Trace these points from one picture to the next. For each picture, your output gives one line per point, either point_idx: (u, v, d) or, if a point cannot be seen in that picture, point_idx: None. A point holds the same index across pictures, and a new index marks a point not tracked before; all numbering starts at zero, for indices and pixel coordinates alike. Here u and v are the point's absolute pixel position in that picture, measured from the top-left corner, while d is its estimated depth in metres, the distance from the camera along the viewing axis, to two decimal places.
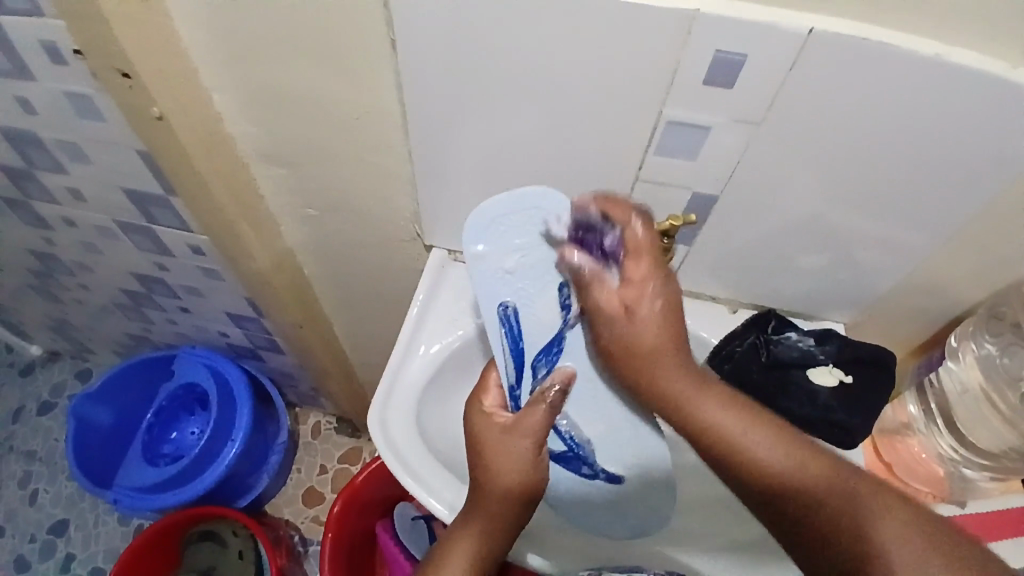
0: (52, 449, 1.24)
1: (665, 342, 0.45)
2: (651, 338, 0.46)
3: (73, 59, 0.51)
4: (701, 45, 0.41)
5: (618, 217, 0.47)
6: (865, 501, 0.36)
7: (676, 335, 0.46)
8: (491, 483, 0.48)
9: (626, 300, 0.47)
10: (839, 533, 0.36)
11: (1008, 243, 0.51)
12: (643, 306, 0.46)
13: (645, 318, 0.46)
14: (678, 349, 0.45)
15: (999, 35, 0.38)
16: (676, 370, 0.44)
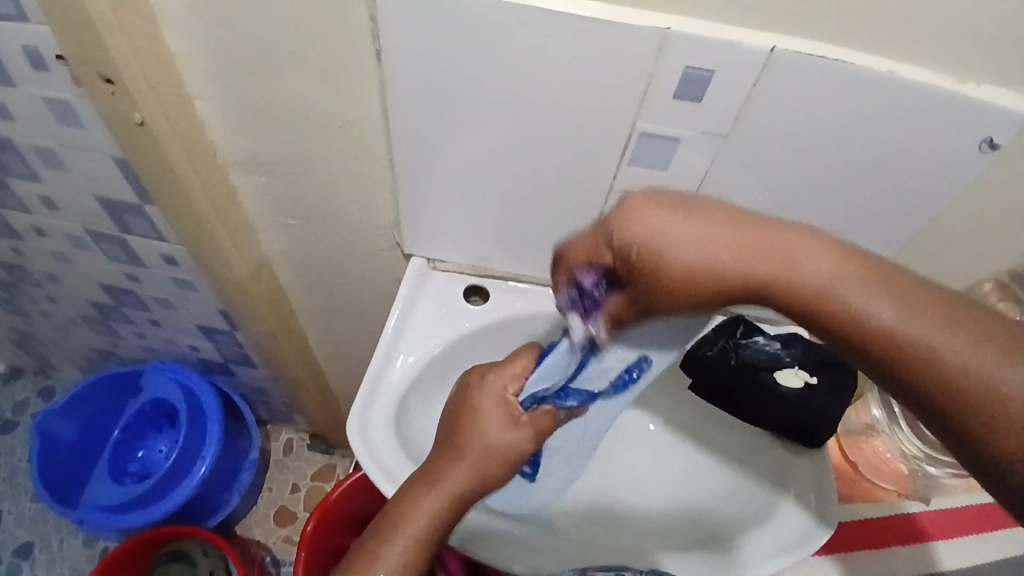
0: (14, 468, 1.20)
1: (697, 237, 0.35)
2: (690, 234, 0.35)
3: (56, 65, 0.51)
4: (672, 60, 0.43)
5: (577, 262, 0.40)
6: (976, 342, 0.31)
7: (715, 219, 0.35)
8: (455, 476, 0.46)
9: (626, 261, 0.36)
10: (960, 383, 0.31)
11: (959, 249, 0.54)
12: (649, 222, 0.35)
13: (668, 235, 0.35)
14: (717, 232, 0.35)
15: (943, 55, 0.42)
16: (728, 243, 0.35)
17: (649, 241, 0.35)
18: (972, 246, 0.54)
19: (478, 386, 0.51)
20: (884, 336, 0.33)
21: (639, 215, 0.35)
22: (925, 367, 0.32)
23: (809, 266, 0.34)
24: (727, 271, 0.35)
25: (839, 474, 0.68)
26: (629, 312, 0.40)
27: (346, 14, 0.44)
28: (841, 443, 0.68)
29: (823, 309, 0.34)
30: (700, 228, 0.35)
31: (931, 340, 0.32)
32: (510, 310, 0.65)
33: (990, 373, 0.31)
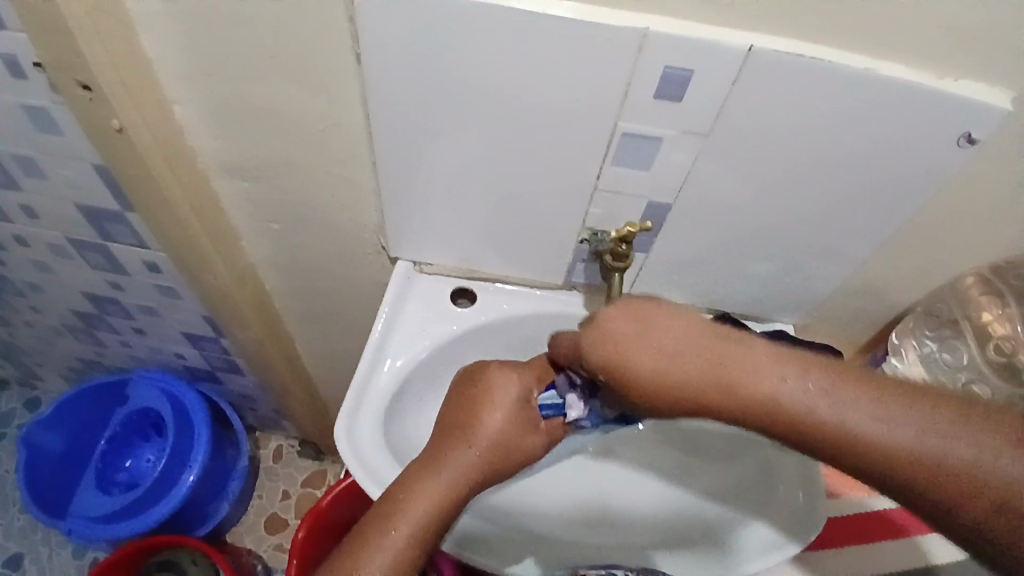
0: (0, 481, 1.19)
1: (662, 354, 0.40)
2: (666, 363, 0.39)
3: (32, 72, 0.50)
4: (651, 60, 0.43)
5: (563, 356, 0.47)
6: (907, 418, 0.37)
7: (688, 350, 0.40)
8: (459, 467, 0.48)
9: (616, 383, 0.41)
10: (913, 467, 0.37)
11: (939, 244, 0.55)
12: (636, 356, 0.40)
13: (653, 368, 0.40)
14: (680, 349, 0.40)
15: (918, 51, 0.42)
16: (688, 361, 0.39)
17: (624, 360, 0.40)
18: (952, 240, 0.55)
19: (494, 377, 0.53)
20: (852, 437, 0.37)
21: (624, 347, 0.40)
22: (883, 458, 0.37)
23: (771, 386, 0.38)
24: (702, 398, 0.39)
25: None
26: (611, 401, 0.48)
27: (324, 18, 0.44)
28: None
29: (788, 420, 0.38)
30: (674, 362, 0.39)
31: (882, 435, 0.37)
32: (497, 312, 0.65)
33: (946, 453, 0.36)
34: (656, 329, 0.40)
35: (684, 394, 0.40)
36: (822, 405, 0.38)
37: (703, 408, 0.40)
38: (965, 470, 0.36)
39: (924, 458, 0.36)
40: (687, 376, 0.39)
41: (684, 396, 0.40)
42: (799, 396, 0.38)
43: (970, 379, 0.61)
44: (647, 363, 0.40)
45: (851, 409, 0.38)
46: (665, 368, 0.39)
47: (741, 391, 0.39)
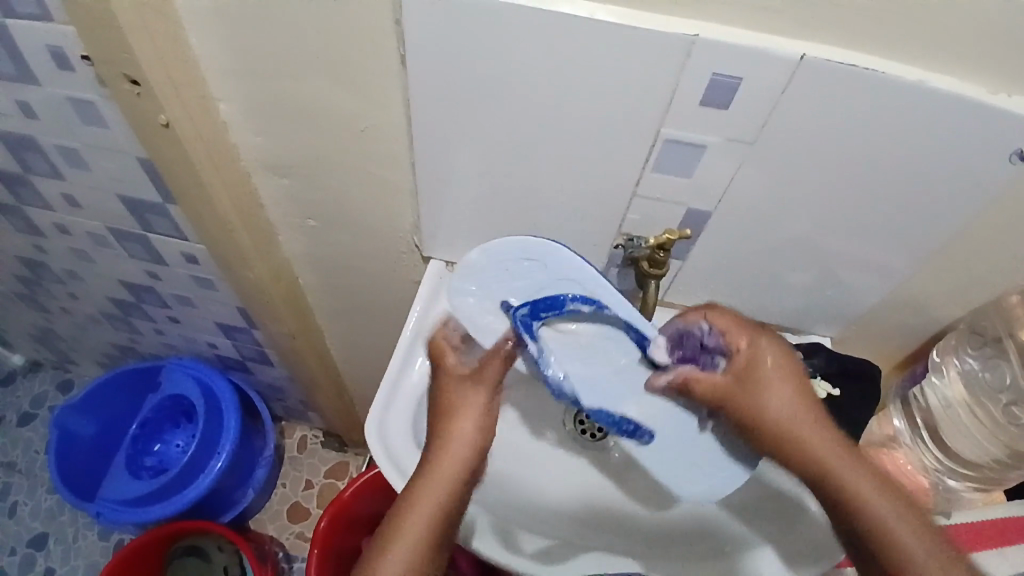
0: (32, 460, 1.22)
1: (782, 394, 0.52)
2: (782, 384, 0.52)
3: (80, 65, 0.51)
4: (699, 67, 0.42)
5: (717, 326, 0.54)
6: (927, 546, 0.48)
7: (800, 383, 0.53)
8: (446, 476, 0.51)
9: (728, 389, 0.53)
10: (891, 546, 0.48)
11: (986, 260, 0.54)
12: (766, 372, 0.53)
13: (771, 387, 0.52)
14: (795, 395, 0.52)
15: (977, 64, 0.41)
16: (789, 409, 0.52)
17: (759, 380, 0.53)
18: (1001, 257, 0.53)
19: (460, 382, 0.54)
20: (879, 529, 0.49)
21: (761, 361, 0.53)
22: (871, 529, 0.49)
23: (825, 438, 0.51)
24: (785, 421, 0.52)
25: None
26: (708, 390, 0.53)
27: (371, 18, 0.44)
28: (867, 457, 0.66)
29: (835, 490, 0.50)
30: (787, 389, 0.52)
31: (884, 514, 0.49)
32: None
33: None
34: (785, 357, 0.53)
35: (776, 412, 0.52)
36: (855, 473, 0.50)
37: (779, 431, 0.52)
38: None
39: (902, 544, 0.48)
40: (787, 402, 0.52)
41: (772, 415, 0.52)
42: (835, 455, 0.51)
43: (1010, 401, 0.62)
44: (770, 384, 0.52)
45: (868, 485, 0.50)
46: (776, 392, 0.52)
47: (811, 428, 0.51)
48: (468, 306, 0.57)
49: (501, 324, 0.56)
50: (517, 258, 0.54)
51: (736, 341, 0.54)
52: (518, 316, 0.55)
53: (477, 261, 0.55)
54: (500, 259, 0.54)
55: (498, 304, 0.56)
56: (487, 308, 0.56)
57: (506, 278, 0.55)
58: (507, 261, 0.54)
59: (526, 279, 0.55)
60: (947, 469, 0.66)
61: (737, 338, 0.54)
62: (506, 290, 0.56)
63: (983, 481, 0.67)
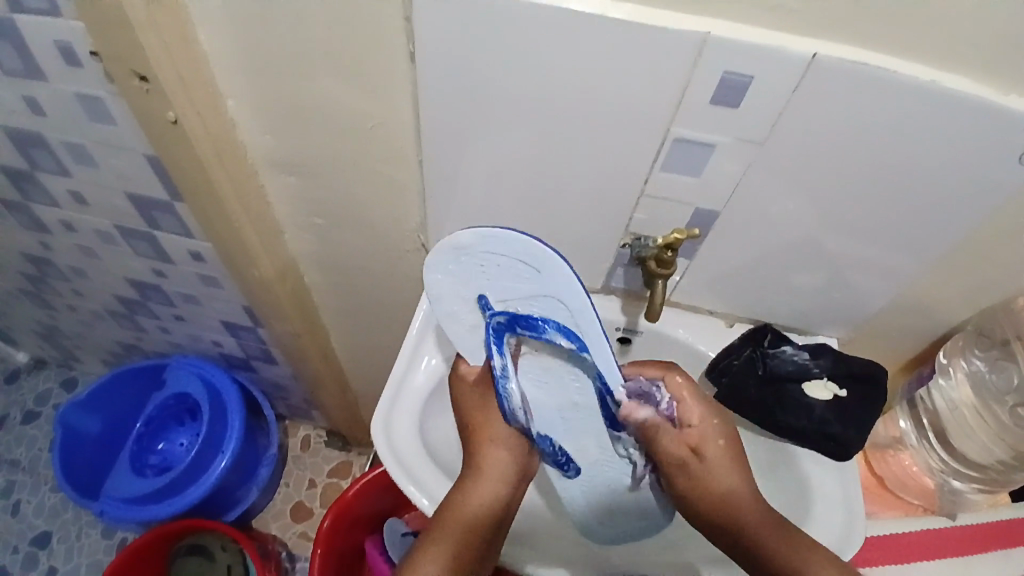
0: (36, 458, 1.22)
1: (723, 471, 0.55)
2: (722, 457, 0.55)
3: (89, 62, 0.51)
4: (710, 66, 0.42)
5: (682, 393, 0.56)
6: None
7: (735, 461, 0.56)
8: (484, 488, 0.55)
9: (672, 458, 0.57)
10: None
11: (996, 262, 0.53)
12: (708, 448, 0.56)
13: (712, 459, 0.55)
14: (737, 472, 0.55)
15: (990, 64, 0.40)
16: (729, 483, 0.55)
17: (702, 458, 0.56)
18: (1012, 258, 0.53)
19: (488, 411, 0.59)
20: None
21: (702, 437, 0.56)
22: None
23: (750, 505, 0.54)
24: (721, 493, 0.55)
25: (866, 487, 0.69)
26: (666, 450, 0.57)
27: (380, 17, 0.44)
28: (869, 458, 0.70)
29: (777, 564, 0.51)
30: (725, 466, 0.55)
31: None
32: None
33: None
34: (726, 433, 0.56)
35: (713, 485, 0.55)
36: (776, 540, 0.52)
37: (713, 501, 0.55)
38: None
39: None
40: (727, 477, 0.55)
41: (708, 488, 0.55)
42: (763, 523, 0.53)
43: (1017, 404, 0.62)
44: (707, 462, 0.56)
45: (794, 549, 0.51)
46: (713, 465, 0.55)
47: (740, 497, 0.54)
48: (442, 287, 0.54)
49: (471, 316, 0.56)
50: (515, 259, 0.49)
51: (685, 413, 0.56)
52: (494, 322, 0.55)
53: (473, 253, 0.50)
54: (485, 256, 0.50)
55: (474, 297, 0.54)
56: (460, 294, 0.54)
57: (490, 277, 0.52)
58: (494, 260, 0.50)
59: (512, 287, 0.51)
60: (952, 470, 0.67)
61: (685, 412, 0.56)
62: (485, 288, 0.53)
63: (988, 483, 0.67)
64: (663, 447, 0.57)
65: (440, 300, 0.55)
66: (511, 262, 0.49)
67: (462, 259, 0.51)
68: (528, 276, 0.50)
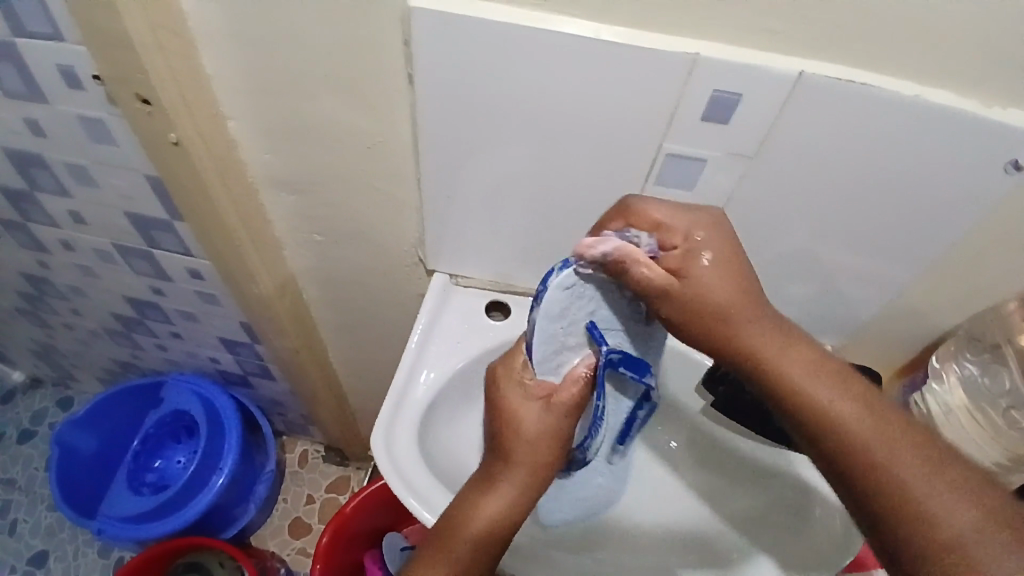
0: (32, 477, 1.21)
1: (732, 294, 0.45)
2: (722, 278, 0.45)
3: (90, 84, 0.52)
4: (701, 85, 0.44)
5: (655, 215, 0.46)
6: (949, 490, 0.38)
7: (723, 282, 0.45)
8: (498, 498, 0.48)
9: (649, 287, 0.45)
10: (913, 512, 0.38)
11: (983, 269, 0.55)
12: (691, 267, 0.45)
13: (706, 278, 0.45)
14: (749, 302, 0.45)
15: (971, 79, 0.42)
16: (754, 322, 0.45)
17: (699, 282, 0.45)
18: (998, 265, 0.54)
19: (525, 428, 0.50)
20: (882, 471, 0.40)
21: (684, 265, 0.45)
22: (888, 492, 0.39)
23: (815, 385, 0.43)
24: (718, 310, 0.45)
25: None
26: (654, 278, 0.45)
27: (379, 38, 0.45)
28: None
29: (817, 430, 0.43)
30: (726, 276, 0.45)
31: (871, 450, 0.40)
32: None
33: (955, 525, 0.37)
34: (721, 246, 0.46)
35: (712, 305, 0.45)
36: (862, 428, 0.41)
37: (723, 328, 0.45)
38: (944, 539, 0.37)
39: (919, 498, 0.38)
40: (722, 295, 0.45)
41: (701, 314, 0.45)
42: (832, 397, 0.43)
43: (1010, 406, 0.60)
44: (691, 282, 0.45)
45: (879, 429, 0.41)
46: (707, 279, 0.45)
47: (785, 365, 0.44)
48: (563, 308, 0.47)
49: (576, 339, 0.49)
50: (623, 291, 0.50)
51: (663, 241, 0.46)
52: (608, 357, 0.50)
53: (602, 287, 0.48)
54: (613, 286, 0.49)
55: (585, 321, 0.49)
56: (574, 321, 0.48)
57: (607, 299, 0.49)
58: (617, 290, 0.49)
59: (612, 319, 0.50)
60: None
61: (664, 233, 0.46)
62: (602, 313, 0.49)
63: None
64: (636, 278, 0.45)
65: (555, 322, 0.47)
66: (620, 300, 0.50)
67: (593, 277, 0.46)
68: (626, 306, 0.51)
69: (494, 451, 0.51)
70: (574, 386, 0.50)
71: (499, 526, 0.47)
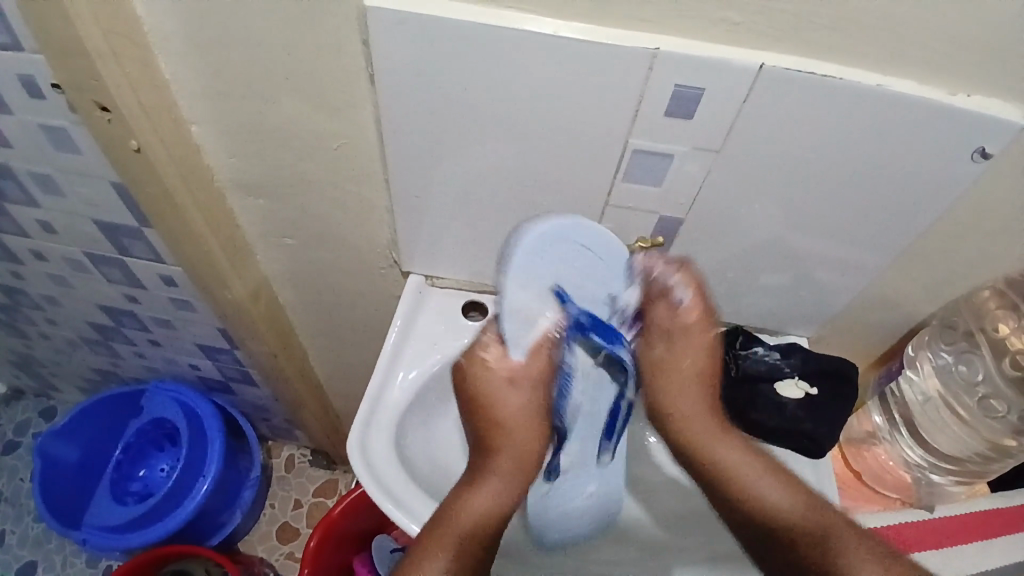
0: (17, 489, 1.20)
1: (701, 369, 0.59)
2: (692, 363, 0.59)
3: (49, 93, 0.51)
4: (662, 80, 0.43)
5: (687, 280, 0.57)
6: (807, 500, 0.54)
7: (710, 355, 0.59)
8: (486, 494, 0.53)
9: (666, 328, 0.58)
10: (808, 536, 0.52)
11: (954, 256, 0.55)
12: (699, 330, 0.58)
13: (694, 343, 0.58)
14: (707, 376, 0.59)
15: (933, 67, 0.42)
16: (705, 403, 0.59)
17: (682, 351, 0.58)
18: (970, 252, 0.54)
19: (509, 419, 0.56)
20: (787, 513, 0.53)
21: (696, 329, 0.58)
22: (789, 523, 0.53)
23: (743, 450, 0.57)
24: (694, 379, 0.59)
25: (841, 482, 0.68)
26: (671, 326, 0.58)
27: (339, 39, 0.44)
28: (844, 454, 0.69)
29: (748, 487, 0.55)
30: (699, 356, 0.59)
31: (781, 495, 0.54)
32: None
33: (824, 530, 0.52)
34: (706, 338, 0.59)
35: (683, 388, 0.59)
36: (774, 481, 0.55)
37: (688, 401, 0.58)
38: (831, 549, 0.51)
39: (801, 516, 0.53)
40: (694, 366, 0.59)
41: (684, 375, 0.59)
42: (749, 460, 0.56)
43: (987, 393, 0.62)
44: (693, 339, 0.58)
45: (782, 487, 0.55)
46: (693, 346, 0.58)
47: (721, 436, 0.57)
48: (525, 271, 0.51)
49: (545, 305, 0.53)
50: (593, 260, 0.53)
51: (691, 300, 0.57)
52: (574, 317, 0.53)
53: (574, 245, 0.52)
54: (580, 254, 0.52)
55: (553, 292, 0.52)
56: (540, 280, 0.52)
57: (574, 268, 0.53)
58: (583, 259, 0.53)
59: (585, 288, 0.54)
60: (929, 465, 0.66)
61: (694, 297, 0.57)
62: (570, 279, 0.53)
63: (966, 473, 0.67)
64: (655, 318, 0.58)
65: (523, 287, 0.51)
66: (593, 268, 0.53)
67: (543, 249, 0.51)
68: (593, 276, 0.54)
69: (482, 447, 0.56)
70: (535, 354, 0.54)
71: (495, 514, 0.52)
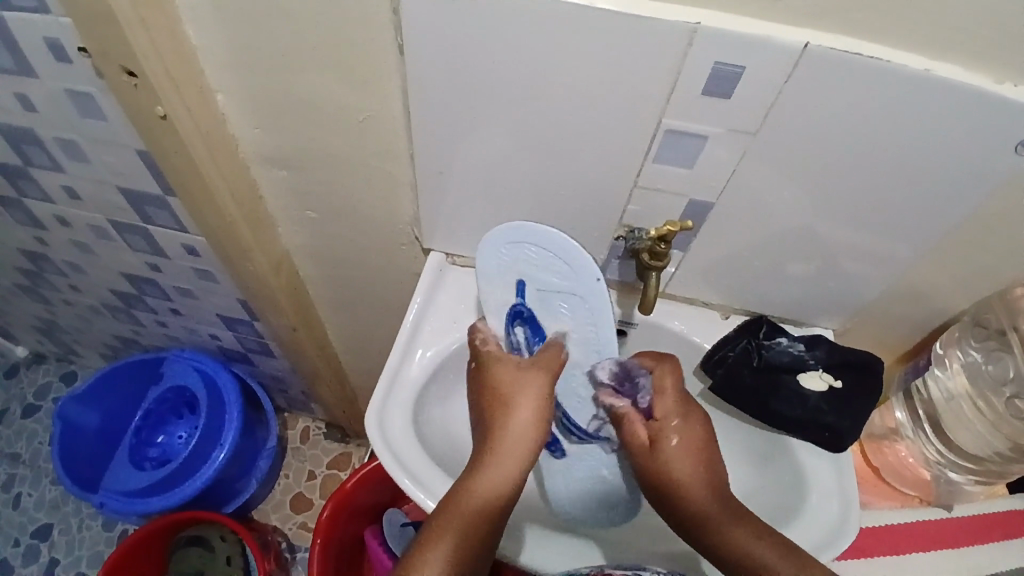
0: (37, 452, 1.23)
1: (687, 458, 0.55)
2: (675, 457, 0.55)
3: (76, 58, 0.51)
4: (701, 58, 0.42)
5: (658, 383, 0.57)
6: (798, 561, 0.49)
7: (702, 444, 0.56)
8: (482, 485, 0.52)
9: (635, 443, 0.57)
10: None
11: (992, 249, 0.53)
12: (673, 431, 0.56)
13: (675, 442, 0.56)
14: (696, 457, 0.56)
15: (986, 53, 0.40)
16: (696, 477, 0.55)
17: (661, 451, 0.56)
18: (1009, 247, 0.52)
19: (511, 408, 0.55)
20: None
21: (674, 433, 0.56)
22: None
23: (731, 517, 0.53)
24: (674, 473, 0.55)
25: (860, 477, 0.70)
26: (641, 434, 0.57)
27: (369, 8, 0.43)
28: (863, 449, 0.70)
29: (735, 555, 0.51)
30: (685, 446, 0.56)
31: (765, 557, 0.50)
32: None
33: None
34: (693, 427, 0.57)
35: (668, 478, 0.55)
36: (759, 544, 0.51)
37: (675, 489, 0.55)
38: None
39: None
40: (679, 454, 0.55)
41: (669, 474, 0.55)
42: (733, 522, 0.52)
43: (1013, 394, 0.62)
44: (671, 439, 0.56)
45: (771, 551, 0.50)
46: (675, 446, 0.56)
47: (709, 501, 0.54)
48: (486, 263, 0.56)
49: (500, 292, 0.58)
50: (559, 258, 0.53)
51: (661, 404, 0.57)
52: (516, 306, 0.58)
53: (539, 247, 0.53)
54: (542, 255, 0.53)
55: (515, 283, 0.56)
56: (504, 278, 0.56)
57: (541, 266, 0.54)
58: (546, 258, 0.53)
59: (551, 283, 0.55)
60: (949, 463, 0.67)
61: (661, 400, 0.57)
62: (533, 276, 0.55)
63: (985, 475, 0.67)
64: (626, 432, 0.58)
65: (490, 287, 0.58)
66: (560, 265, 0.53)
67: (509, 245, 0.54)
68: (555, 271, 0.54)
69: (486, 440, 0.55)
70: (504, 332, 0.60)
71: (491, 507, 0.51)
